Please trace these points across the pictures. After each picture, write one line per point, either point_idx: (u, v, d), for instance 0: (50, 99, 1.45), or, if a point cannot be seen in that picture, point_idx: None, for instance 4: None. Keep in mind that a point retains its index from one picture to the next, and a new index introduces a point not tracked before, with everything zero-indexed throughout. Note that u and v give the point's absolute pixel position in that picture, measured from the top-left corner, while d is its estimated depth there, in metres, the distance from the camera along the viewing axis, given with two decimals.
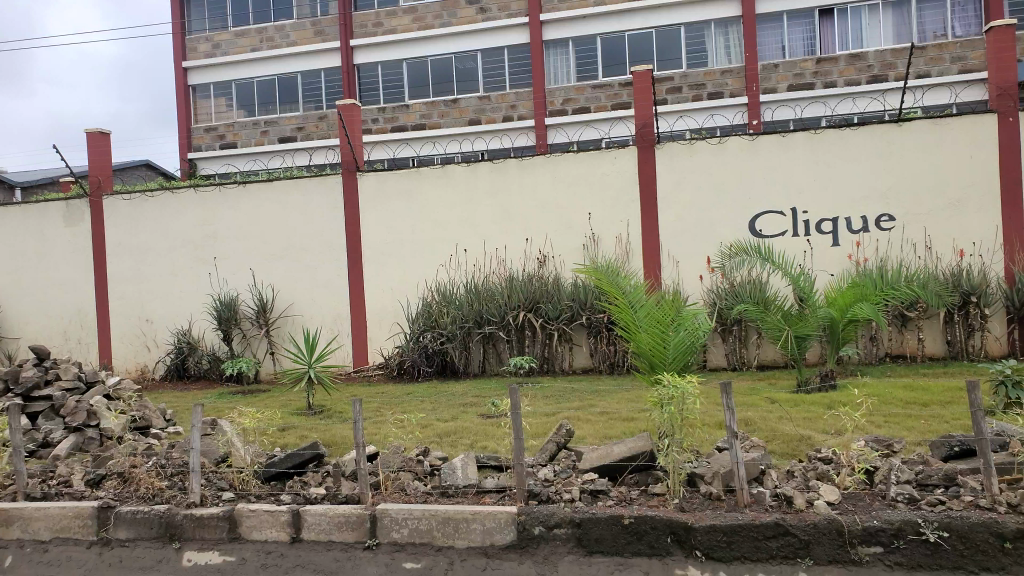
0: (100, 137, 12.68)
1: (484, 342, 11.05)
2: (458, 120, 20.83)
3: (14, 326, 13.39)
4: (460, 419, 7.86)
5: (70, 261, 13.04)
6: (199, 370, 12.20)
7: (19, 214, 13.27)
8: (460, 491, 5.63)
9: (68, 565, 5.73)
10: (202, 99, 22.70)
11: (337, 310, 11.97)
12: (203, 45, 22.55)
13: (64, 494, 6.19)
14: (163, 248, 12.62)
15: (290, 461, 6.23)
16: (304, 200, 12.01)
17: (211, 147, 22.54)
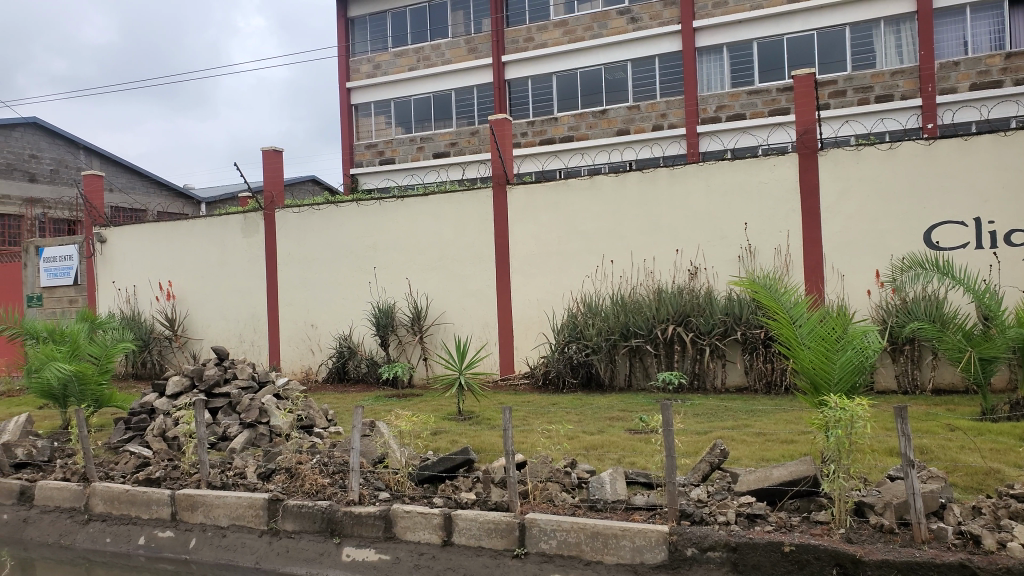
0: (274, 155, 13.70)
1: (632, 355, 10.89)
2: (607, 131, 20.78)
3: (198, 328, 14.70)
4: (608, 433, 7.77)
5: (247, 269, 14.17)
6: (358, 373, 12.90)
7: (205, 227, 14.57)
8: (609, 506, 5.56)
9: (243, 551, 6.17)
10: (364, 118, 24.04)
11: (486, 319, 12.22)
12: (365, 66, 23.85)
13: (239, 485, 6.70)
14: (328, 258, 13.42)
15: (443, 465, 6.41)
16: (458, 213, 12.38)
17: (372, 163, 23.84)
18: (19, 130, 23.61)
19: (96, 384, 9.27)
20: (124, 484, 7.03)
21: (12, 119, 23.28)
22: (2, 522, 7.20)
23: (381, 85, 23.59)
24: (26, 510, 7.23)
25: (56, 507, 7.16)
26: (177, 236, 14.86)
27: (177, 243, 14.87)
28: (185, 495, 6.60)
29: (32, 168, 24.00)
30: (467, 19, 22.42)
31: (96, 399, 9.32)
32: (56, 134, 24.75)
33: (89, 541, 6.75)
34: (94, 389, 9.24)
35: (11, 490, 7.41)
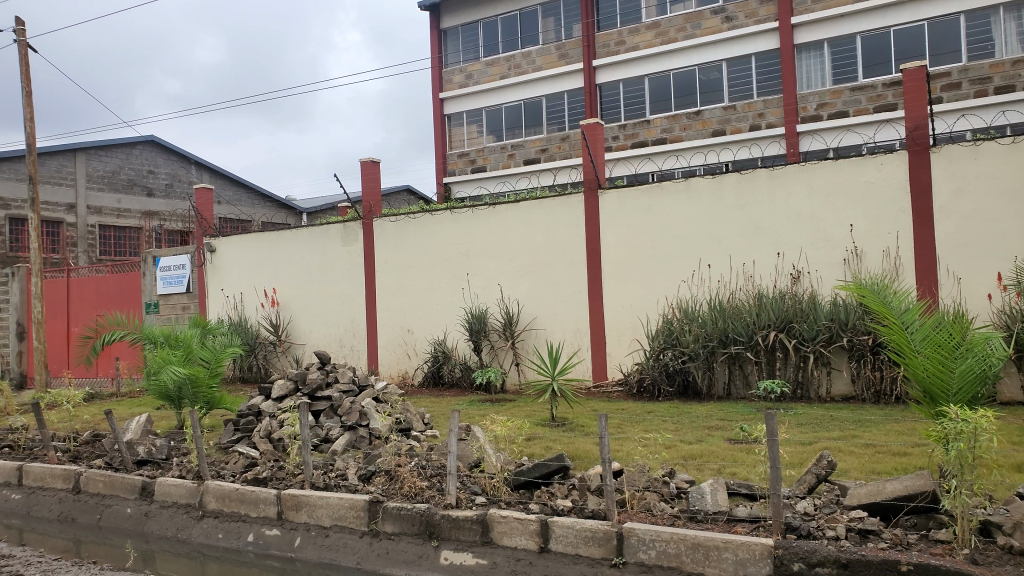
0: (371, 166, 14.11)
1: (730, 362, 10.59)
2: (701, 132, 20.35)
3: (301, 334, 15.27)
4: (707, 442, 7.58)
5: (346, 277, 14.63)
6: (452, 378, 13.06)
7: (306, 236, 15.14)
8: (709, 517, 5.41)
9: (345, 552, 6.33)
10: (456, 127, 24.44)
11: (579, 325, 12.15)
12: (457, 76, 24.24)
13: (341, 486, 6.89)
14: (423, 265, 13.68)
15: (538, 471, 6.40)
16: (549, 219, 12.38)
17: (464, 172, 24.20)
18: (138, 148, 25.15)
19: (208, 387, 9.79)
20: (235, 482, 7.35)
21: (132, 137, 24.88)
22: (125, 515, 7.65)
23: (473, 95, 23.93)
24: (147, 505, 7.66)
25: (173, 503, 7.55)
26: (281, 246, 15.50)
27: (280, 252, 15.50)
28: (290, 495, 6.85)
29: (149, 183, 25.58)
30: (557, 25, 22.45)
31: (208, 401, 9.84)
32: (171, 151, 26.28)
33: (203, 536, 7.08)
34: (206, 391, 9.76)
35: (133, 486, 7.85)
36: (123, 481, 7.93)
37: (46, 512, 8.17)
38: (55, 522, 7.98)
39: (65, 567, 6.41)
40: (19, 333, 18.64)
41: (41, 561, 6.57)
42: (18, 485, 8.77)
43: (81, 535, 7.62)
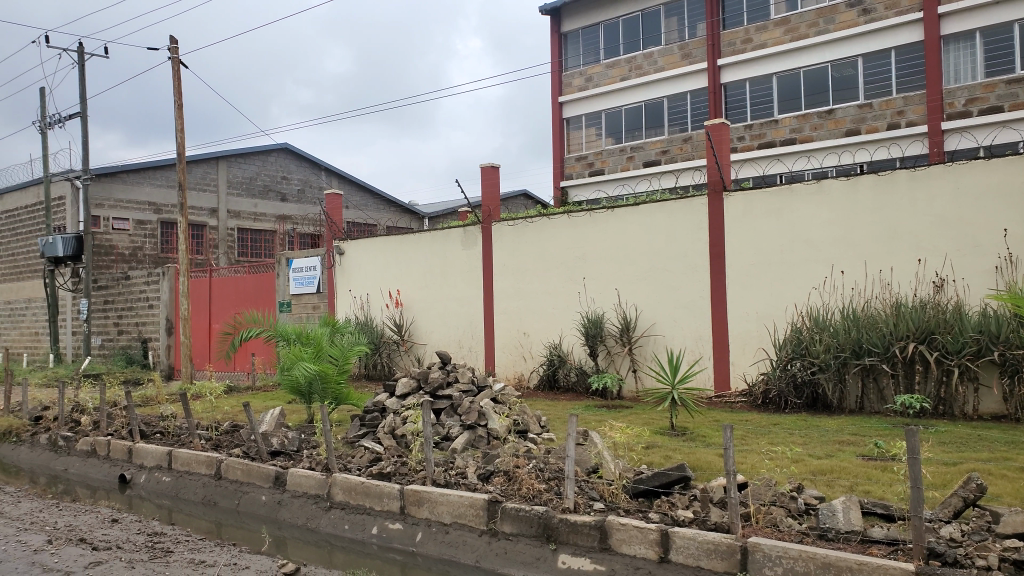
0: (491, 170, 14.36)
1: (864, 375, 10.02)
2: (833, 132, 19.41)
3: (422, 334, 15.70)
4: (838, 458, 7.21)
5: (465, 280, 14.92)
6: (568, 382, 13.05)
7: (428, 240, 15.57)
8: (841, 537, 5.14)
9: (465, 549, 6.44)
10: (575, 131, 24.48)
11: (701, 332, 11.84)
12: (577, 79, 24.26)
13: (460, 484, 7.02)
14: (541, 269, 13.74)
15: (658, 480, 6.28)
16: (670, 223, 12.17)
17: (582, 175, 24.18)
18: (273, 156, 26.71)
19: (335, 383, 10.26)
20: (361, 476, 7.64)
21: (268, 145, 26.43)
22: (260, 502, 8.10)
23: (593, 98, 23.88)
24: (280, 493, 8.08)
25: (304, 493, 7.93)
26: (404, 249, 16.02)
27: (403, 255, 16.01)
28: (412, 491, 7.04)
29: (284, 188, 27.08)
30: (681, 24, 22.02)
31: (335, 397, 10.33)
32: (303, 158, 27.73)
33: (330, 526, 7.39)
34: (334, 387, 10.24)
35: (267, 475, 8.31)
36: (259, 469, 8.41)
37: (192, 495, 8.79)
38: (199, 505, 8.57)
39: (209, 546, 6.87)
40: (168, 328, 20.15)
41: (188, 540, 7.07)
42: (167, 468, 9.48)
43: (221, 519, 8.15)
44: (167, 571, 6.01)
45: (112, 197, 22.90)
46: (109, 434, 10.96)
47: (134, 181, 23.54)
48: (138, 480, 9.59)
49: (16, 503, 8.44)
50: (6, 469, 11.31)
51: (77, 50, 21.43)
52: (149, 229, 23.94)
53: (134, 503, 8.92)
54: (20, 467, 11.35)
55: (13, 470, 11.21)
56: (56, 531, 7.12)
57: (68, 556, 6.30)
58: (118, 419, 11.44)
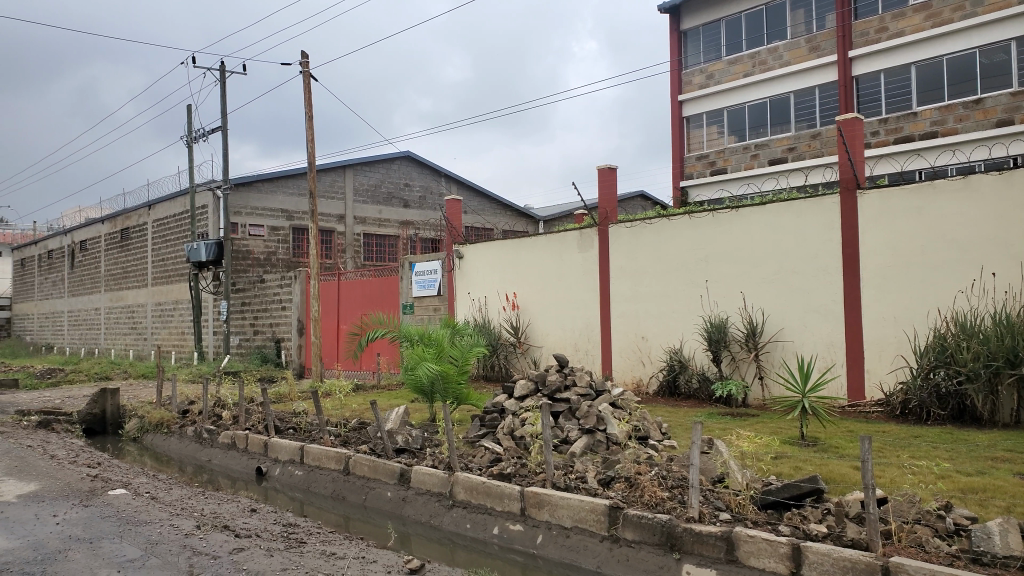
0: (609, 172, 14.48)
1: (1019, 386, 9.20)
2: (981, 123, 18.02)
3: (538, 337, 15.75)
4: (991, 475, 6.66)
5: (582, 282, 14.86)
6: (689, 389, 12.75)
7: (545, 243, 15.63)
8: (998, 562, 4.73)
9: (586, 554, 6.40)
10: (695, 130, 23.96)
11: (832, 337, 11.26)
12: (698, 77, 23.71)
13: (581, 488, 6.97)
14: (660, 272, 13.49)
15: (788, 492, 6.01)
16: (798, 222, 11.66)
17: (702, 174, 23.62)
18: (396, 164, 27.64)
19: (456, 383, 10.53)
20: (482, 476, 7.75)
21: (391, 153, 27.36)
22: (386, 498, 8.36)
23: (714, 95, 23.28)
24: (405, 490, 8.31)
25: (427, 490, 8.11)
26: (520, 252, 16.15)
27: (520, 258, 16.14)
28: (533, 492, 7.07)
29: (406, 195, 27.96)
30: (809, 16, 21.07)
31: (457, 397, 10.56)
32: (424, 165, 28.54)
33: (453, 524, 7.51)
34: (454, 387, 10.50)
35: (393, 471, 8.57)
36: (385, 466, 8.69)
37: (322, 488, 9.19)
38: (329, 499, 8.94)
39: (339, 539, 7.15)
40: (299, 329, 21.20)
41: (320, 532, 7.38)
42: (300, 462, 9.96)
43: (350, 513, 8.47)
44: (302, 560, 6.30)
45: (249, 205, 24.38)
46: (247, 428, 11.64)
47: (269, 190, 24.96)
48: (273, 473, 10.14)
49: (168, 489, 9.11)
50: (158, 458, 12.25)
51: (218, 68, 22.98)
52: (282, 235, 25.31)
53: (270, 495, 9.44)
54: (170, 457, 12.26)
55: (164, 460, 12.12)
56: (203, 517, 7.63)
57: (214, 541, 6.73)
58: (256, 413, 12.16)
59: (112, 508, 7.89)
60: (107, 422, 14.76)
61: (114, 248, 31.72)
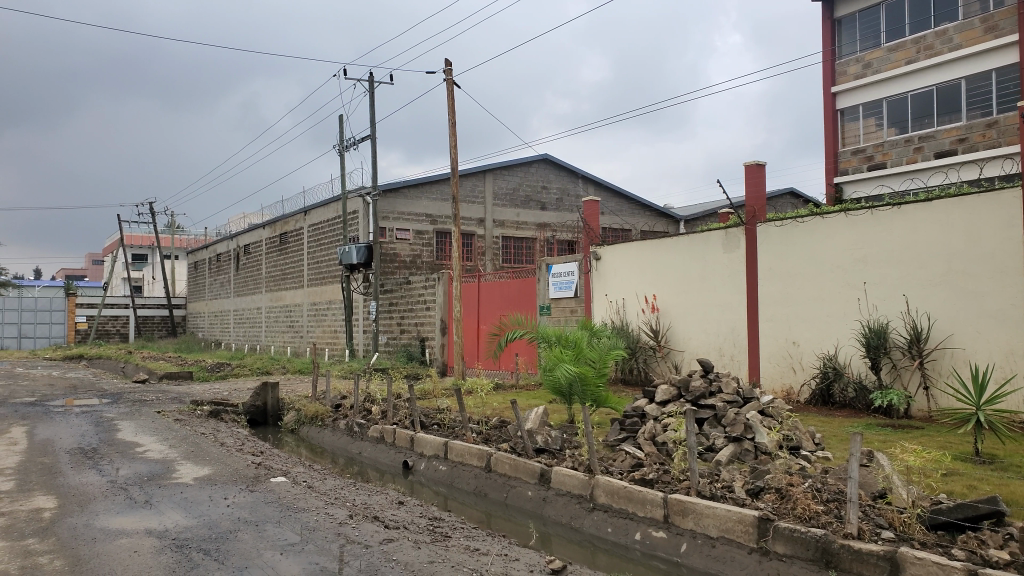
0: (758, 169, 14.51)
1: None
2: None
3: (680, 340, 15.37)
4: None
5: (727, 285, 14.37)
6: (844, 398, 12.02)
7: (687, 244, 15.25)
8: None
9: (733, 565, 6.16)
10: (850, 122, 22.62)
11: (1011, 345, 10.21)
12: (854, 66, 22.35)
13: (728, 498, 6.70)
14: (812, 273, 12.81)
15: (962, 513, 5.50)
16: (970, 219, 10.71)
17: (858, 170, 22.26)
18: (534, 167, 27.95)
19: (595, 386, 10.45)
20: (623, 480, 7.64)
21: (530, 157, 27.68)
22: (527, 497, 8.43)
23: (872, 85, 21.86)
24: (545, 491, 8.34)
25: (568, 492, 8.11)
26: (661, 253, 15.84)
27: (661, 259, 15.83)
28: (677, 500, 6.89)
29: (544, 198, 28.22)
30: None
31: (595, 399, 10.50)
32: (562, 167, 28.68)
33: (594, 527, 7.45)
34: (593, 390, 10.43)
35: (533, 471, 8.63)
36: (526, 465, 8.77)
37: (465, 484, 9.40)
38: (472, 494, 9.14)
39: (482, 535, 7.29)
40: (442, 329, 21.84)
41: (463, 527, 7.56)
42: (443, 458, 10.25)
43: (492, 510, 8.62)
44: (447, 554, 6.47)
45: (395, 210, 25.44)
46: (394, 423, 12.13)
47: (414, 195, 25.94)
48: (419, 467, 10.49)
49: (323, 479, 9.65)
50: (313, 449, 13.00)
51: (368, 79, 24.17)
52: (426, 238, 26.23)
53: (415, 488, 9.78)
54: (324, 449, 12.99)
55: (319, 451, 12.87)
56: (355, 507, 8.02)
57: (365, 531, 7.05)
58: (403, 410, 12.65)
59: (274, 494, 8.46)
60: (268, 414, 15.87)
61: (274, 252, 34.05)
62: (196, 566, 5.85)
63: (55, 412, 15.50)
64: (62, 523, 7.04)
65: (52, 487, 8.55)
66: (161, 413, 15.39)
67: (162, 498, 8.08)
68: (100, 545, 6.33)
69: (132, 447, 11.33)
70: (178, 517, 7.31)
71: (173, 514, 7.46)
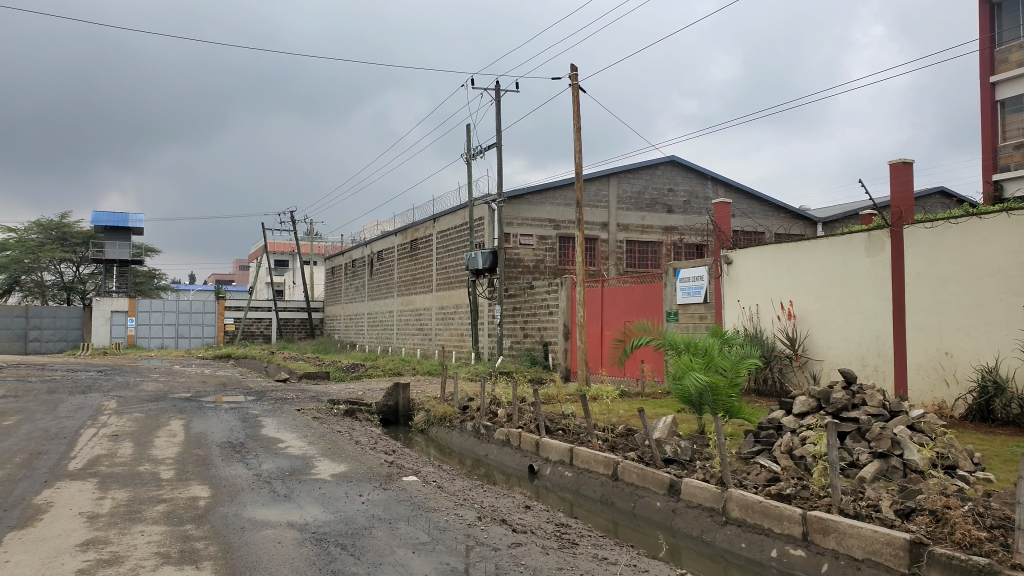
0: (904, 168, 13.46)
1: None
2: None
3: (818, 349, 14.60)
4: None
5: (871, 290, 13.52)
6: (1008, 415, 11.09)
7: (826, 248, 14.47)
8: None
9: None
10: (1012, 114, 20.80)
11: None
12: (1016, 53, 20.56)
13: (874, 518, 6.26)
14: (966, 278, 11.82)
15: None
16: None
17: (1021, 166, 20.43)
18: (661, 169, 27.47)
19: (726, 396, 10.10)
20: (758, 495, 7.31)
21: (656, 159, 27.23)
22: (656, 508, 8.22)
23: None
24: (675, 502, 8.12)
25: (698, 504, 7.87)
26: (797, 257, 15.14)
27: (797, 264, 15.13)
28: (817, 517, 6.52)
29: (670, 201, 27.68)
30: None
31: (727, 410, 10.15)
32: (690, 169, 28.02)
33: (726, 542, 7.17)
34: (725, 400, 10.10)
35: (663, 481, 8.43)
36: (655, 476, 8.58)
37: (591, 491, 9.31)
38: (599, 502, 9.04)
39: (610, 544, 7.20)
40: (565, 334, 21.81)
41: (591, 535, 7.49)
42: (570, 464, 10.21)
43: (619, 518, 8.49)
44: (576, 562, 6.42)
45: (520, 216, 25.78)
46: (520, 426, 12.21)
47: (538, 201, 26.14)
48: (544, 472, 10.49)
49: (452, 479, 9.84)
50: (442, 450, 13.30)
51: (495, 87, 24.61)
52: (550, 243, 26.34)
53: (541, 493, 9.79)
54: (452, 449, 13.27)
55: (447, 451, 13.15)
56: (483, 510, 8.13)
57: (494, 533, 7.12)
58: (528, 414, 12.71)
59: (406, 493, 8.71)
60: (399, 414, 16.41)
61: (405, 258, 35.24)
62: (334, 559, 6.09)
63: (207, 407, 16.67)
64: (215, 512, 7.54)
65: (206, 477, 9.19)
66: (301, 411, 16.24)
67: (302, 493, 8.50)
68: (248, 534, 6.73)
69: (275, 443, 12.02)
70: (317, 512, 7.65)
71: (312, 508, 7.81)
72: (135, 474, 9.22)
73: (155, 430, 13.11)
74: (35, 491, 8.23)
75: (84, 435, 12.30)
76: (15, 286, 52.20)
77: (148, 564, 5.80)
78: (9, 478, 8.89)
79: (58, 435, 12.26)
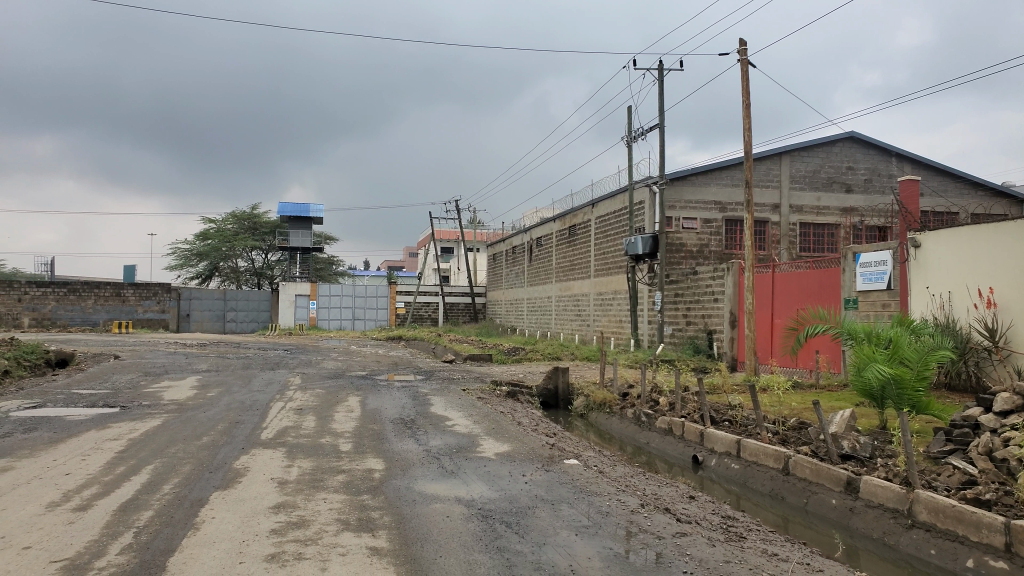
0: None
1: None
2: None
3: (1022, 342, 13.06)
4: None
5: None
6: None
7: None
8: None
9: None
10: None
11: None
12: None
13: None
14: None
15: None
16: None
17: None
18: (839, 145, 25.70)
19: (913, 390, 9.23)
20: (951, 498, 6.68)
21: (833, 135, 25.52)
22: (831, 506, 7.75)
23: None
24: (852, 501, 7.62)
25: (880, 504, 7.32)
26: (999, 239, 13.60)
27: (998, 247, 13.60)
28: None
29: (849, 179, 25.84)
30: None
31: (914, 405, 9.28)
32: (871, 144, 26.04)
33: (912, 547, 6.63)
34: (911, 395, 9.22)
35: (839, 478, 7.94)
36: (830, 472, 8.09)
37: (760, 485, 8.92)
38: (767, 497, 8.64)
39: (780, 540, 6.87)
40: (731, 322, 20.97)
41: (759, 530, 7.18)
42: (736, 456, 9.84)
43: (790, 515, 8.07)
44: (744, 556, 6.17)
45: (683, 199, 25.14)
46: (683, 416, 11.90)
47: (702, 183, 25.34)
48: (709, 463, 10.19)
49: (613, 465, 9.81)
50: (602, 436, 13.26)
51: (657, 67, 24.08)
52: (715, 227, 25.44)
53: (706, 485, 9.50)
54: (612, 435, 13.19)
55: (608, 437, 13.09)
56: (645, 497, 8.02)
57: (657, 521, 7.00)
58: (691, 403, 12.37)
59: (567, 476, 8.77)
60: (559, 398, 16.64)
61: (564, 244, 35.44)
62: (499, 536, 6.25)
63: (380, 386, 17.66)
64: (389, 484, 7.97)
65: (380, 451, 9.73)
66: (466, 391, 16.81)
67: (468, 470, 8.80)
68: (419, 507, 7.05)
69: (442, 421, 12.50)
70: (483, 489, 7.89)
71: (478, 485, 8.06)
72: (317, 446, 9.94)
73: (335, 405, 14.10)
74: (234, 456, 9.09)
75: (274, 408, 13.43)
76: (214, 272, 58.03)
77: (331, 529, 6.24)
78: (214, 443, 9.89)
79: (252, 407, 13.47)
